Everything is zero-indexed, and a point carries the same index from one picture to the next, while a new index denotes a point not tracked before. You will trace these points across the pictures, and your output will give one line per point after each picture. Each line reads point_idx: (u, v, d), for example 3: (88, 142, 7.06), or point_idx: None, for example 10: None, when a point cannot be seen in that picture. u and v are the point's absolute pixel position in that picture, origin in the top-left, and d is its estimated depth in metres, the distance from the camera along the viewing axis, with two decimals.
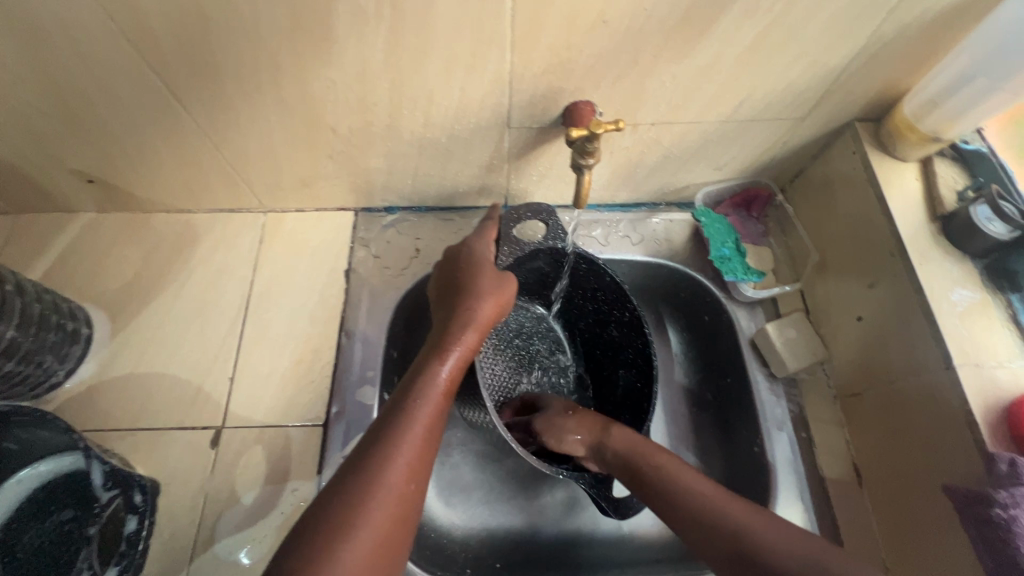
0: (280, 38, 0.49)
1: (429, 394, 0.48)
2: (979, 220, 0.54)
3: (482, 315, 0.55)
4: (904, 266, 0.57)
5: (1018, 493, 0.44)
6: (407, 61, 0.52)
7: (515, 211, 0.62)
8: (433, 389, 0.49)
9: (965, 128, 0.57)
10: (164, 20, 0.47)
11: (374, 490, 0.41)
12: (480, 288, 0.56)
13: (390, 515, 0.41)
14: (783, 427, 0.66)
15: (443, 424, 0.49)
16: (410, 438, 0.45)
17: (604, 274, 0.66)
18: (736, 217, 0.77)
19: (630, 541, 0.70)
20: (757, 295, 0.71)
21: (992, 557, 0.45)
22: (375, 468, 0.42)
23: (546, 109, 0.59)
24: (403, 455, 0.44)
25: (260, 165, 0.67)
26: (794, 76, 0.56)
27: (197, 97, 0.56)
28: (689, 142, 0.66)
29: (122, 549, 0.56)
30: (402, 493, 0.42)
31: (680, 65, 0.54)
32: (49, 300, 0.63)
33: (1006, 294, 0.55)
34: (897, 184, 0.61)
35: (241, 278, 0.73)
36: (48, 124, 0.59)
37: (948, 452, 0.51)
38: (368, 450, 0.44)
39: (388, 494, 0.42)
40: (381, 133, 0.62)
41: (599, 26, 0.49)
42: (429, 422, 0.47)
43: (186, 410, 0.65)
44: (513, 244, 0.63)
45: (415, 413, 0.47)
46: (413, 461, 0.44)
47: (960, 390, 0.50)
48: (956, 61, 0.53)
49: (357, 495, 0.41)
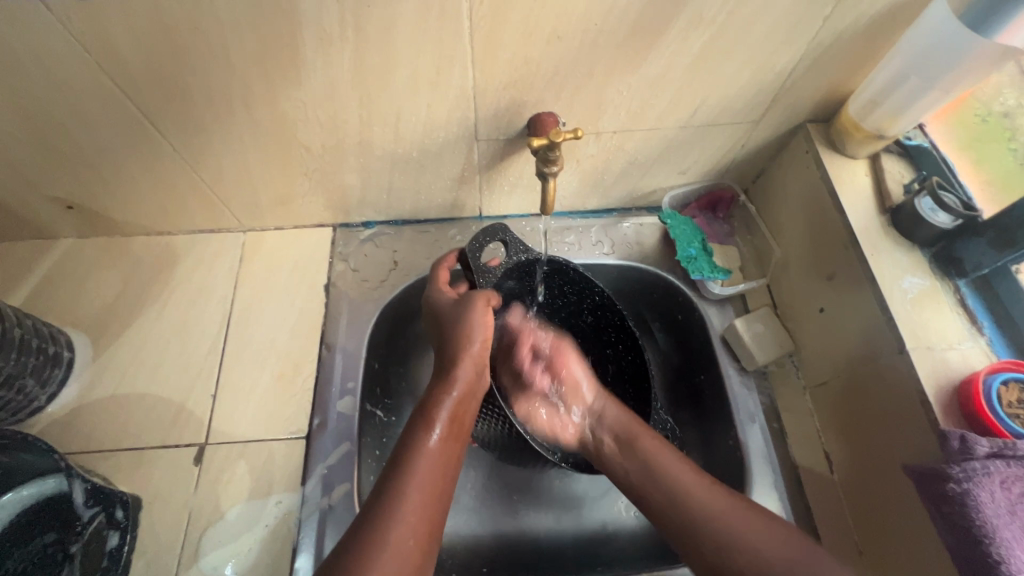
0: (250, 63, 0.52)
1: (425, 450, 0.51)
2: (923, 211, 0.57)
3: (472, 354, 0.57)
4: (857, 257, 0.60)
5: (969, 467, 0.46)
6: (373, 80, 0.55)
7: (476, 238, 0.63)
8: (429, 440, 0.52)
9: (906, 125, 0.60)
10: (136, 47, 0.49)
11: (376, 548, 0.44)
12: (459, 333, 0.58)
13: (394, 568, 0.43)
14: (755, 419, 0.68)
15: (450, 471, 0.52)
16: (410, 496, 0.48)
17: (567, 269, 0.69)
18: (702, 219, 0.80)
19: (613, 540, 0.71)
20: (724, 292, 0.73)
21: (952, 532, 0.46)
22: (376, 525, 0.45)
23: (510, 121, 0.62)
24: (403, 509, 0.47)
25: (237, 185, 0.69)
26: (744, 82, 0.59)
27: (171, 121, 0.58)
28: (652, 147, 0.68)
29: (105, 564, 0.57)
30: (406, 547, 0.45)
31: (635, 76, 0.57)
32: (30, 325, 0.64)
33: (954, 280, 0.58)
34: (848, 179, 0.64)
35: (221, 297, 0.74)
36: (27, 153, 0.60)
37: (909, 432, 0.53)
38: (372, 512, 0.46)
39: (390, 551, 0.44)
40: (354, 150, 0.64)
41: (554, 41, 0.52)
42: (430, 473, 0.50)
43: (168, 429, 0.65)
44: (484, 273, 0.64)
45: (413, 470, 0.49)
46: (422, 513, 0.47)
47: (913, 373, 0.52)
48: (889, 64, 0.57)
49: (360, 555, 0.43)
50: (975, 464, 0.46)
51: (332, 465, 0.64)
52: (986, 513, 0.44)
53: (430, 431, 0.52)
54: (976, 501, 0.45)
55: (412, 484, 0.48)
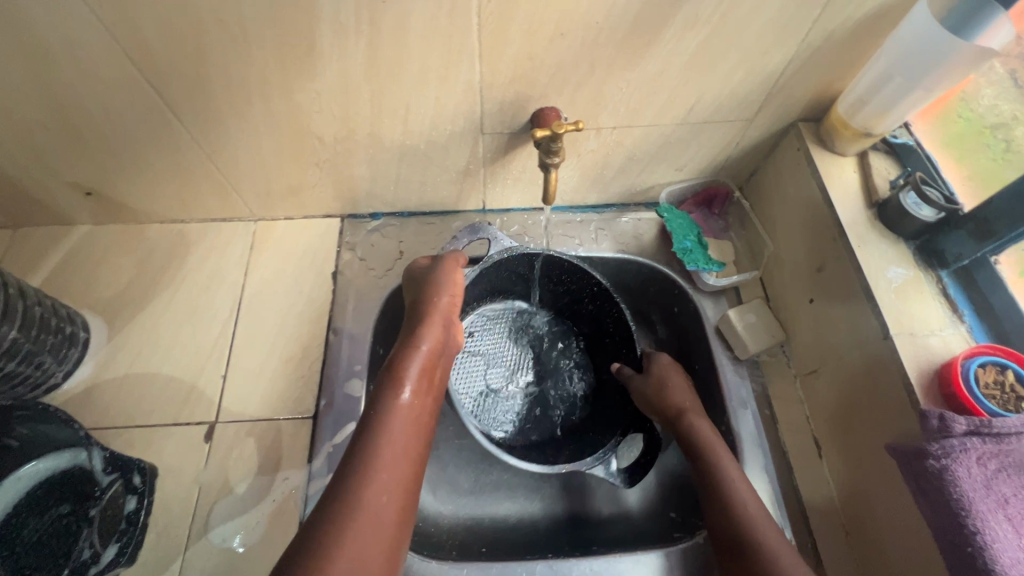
0: (269, 55, 0.55)
1: (396, 410, 0.52)
2: (908, 204, 0.60)
3: (436, 316, 0.59)
4: (844, 248, 0.62)
5: (948, 444, 0.48)
6: (385, 73, 0.57)
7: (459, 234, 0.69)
8: (396, 399, 0.53)
9: (892, 123, 0.63)
10: (162, 38, 0.52)
11: (354, 509, 0.45)
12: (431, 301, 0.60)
13: (369, 530, 0.45)
14: (747, 405, 0.70)
15: (422, 432, 0.53)
16: (382, 456, 0.49)
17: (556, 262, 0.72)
18: (698, 214, 0.82)
19: (610, 523, 0.72)
20: (719, 284, 0.76)
21: (931, 507, 0.49)
22: (350, 486, 0.46)
23: (515, 115, 0.64)
24: (378, 469, 0.48)
25: (250, 174, 0.72)
26: (737, 81, 0.62)
27: (191, 110, 0.61)
28: (649, 143, 0.71)
29: (123, 527, 0.60)
30: (378, 509, 0.46)
31: (634, 73, 0.60)
32: (49, 304, 0.66)
33: (937, 271, 0.60)
34: (837, 175, 0.66)
35: (232, 283, 0.76)
36: (51, 139, 0.63)
37: (893, 414, 0.55)
38: (347, 470, 0.48)
39: (367, 512, 0.45)
40: (364, 141, 0.67)
41: (557, 38, 0.55)
42: (402, 433, 0.51)
43: (180, 408, 0.67)
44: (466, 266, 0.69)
45: (391, 422, 0.51)
46: (403, 459, 0.50)
47: (897, 357, 0.55)
48: (875, 65, 0.60)
49: (337, 516, 0.44)
50: (953, 441, 0.48)
51: (338, 444, 0.66)
52: (963, 487, 0.47)
53: (400, 390, 0.53)
54: (954, 475, 0.47)
55: (384, 441, 0.50)
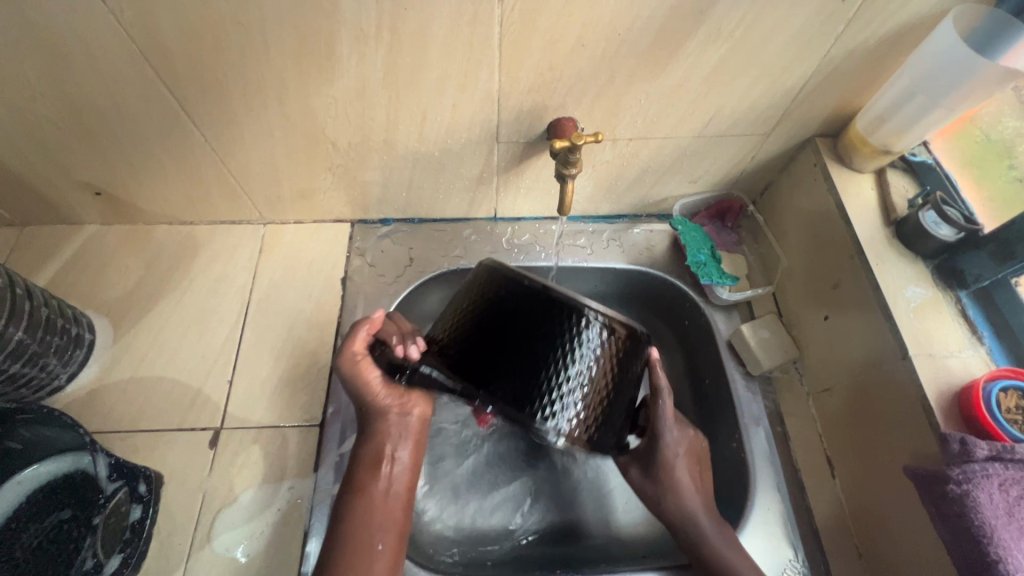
0: (287, 60, 0.54)
1: (373, 500, 0.57)
2: (927, 224, 0.59)
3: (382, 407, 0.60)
4: (862, 266, 0.62)
5: (969, 469, 0.48)
6: (403, 79, 0.57)
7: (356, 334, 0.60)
8: (370, 490, 0.58)
9: (912, 141, 0.62)
10: (179, 40, 0.51)
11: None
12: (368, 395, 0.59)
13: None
14: (760, 422, 0.69)
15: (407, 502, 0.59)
16: (367, 552, 0.54)
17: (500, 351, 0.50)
18: (711, 227, 0.82)
19: (618, 539, 0.71)
20: (732, 298, 0.75)
21: (951, 532, 0.48)
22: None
23: (532, 124, 0.64)
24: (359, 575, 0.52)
25: (262, 178, 0.71)
26: (756, 95, 0.62)
27: (205, 112, 0.60)
28: (665, 155, 0.71)
29: (127, 536, 0.58)
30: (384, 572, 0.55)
31: (653, 85, 0.59)
32: (56, 305, 0.66)
33: (955, 292, 0.60)
34: (854, 192, 0.66)
35: (240, 286, 0.76)
36: (62, 138, 0.62)
37: (912, 434, 0.54)
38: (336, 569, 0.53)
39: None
40: (378, 148, 0.67)
41: (578, 49, 0.54)
42: (382, 519, 0.56)
43: (185, 413, 0.67)
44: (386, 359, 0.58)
45: (367, 519, 0.56)
46: (391, 548, 0.56)
47: (916, 379, 0.54)
48: (896, 83, 0.59)
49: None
50: (975, 467, 0.48)
51: (347, 451, 0.64)
52: (985, 514, 0.46)
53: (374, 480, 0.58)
54: (975, 502, 0.46)
55: (367, 534, 0.55)
